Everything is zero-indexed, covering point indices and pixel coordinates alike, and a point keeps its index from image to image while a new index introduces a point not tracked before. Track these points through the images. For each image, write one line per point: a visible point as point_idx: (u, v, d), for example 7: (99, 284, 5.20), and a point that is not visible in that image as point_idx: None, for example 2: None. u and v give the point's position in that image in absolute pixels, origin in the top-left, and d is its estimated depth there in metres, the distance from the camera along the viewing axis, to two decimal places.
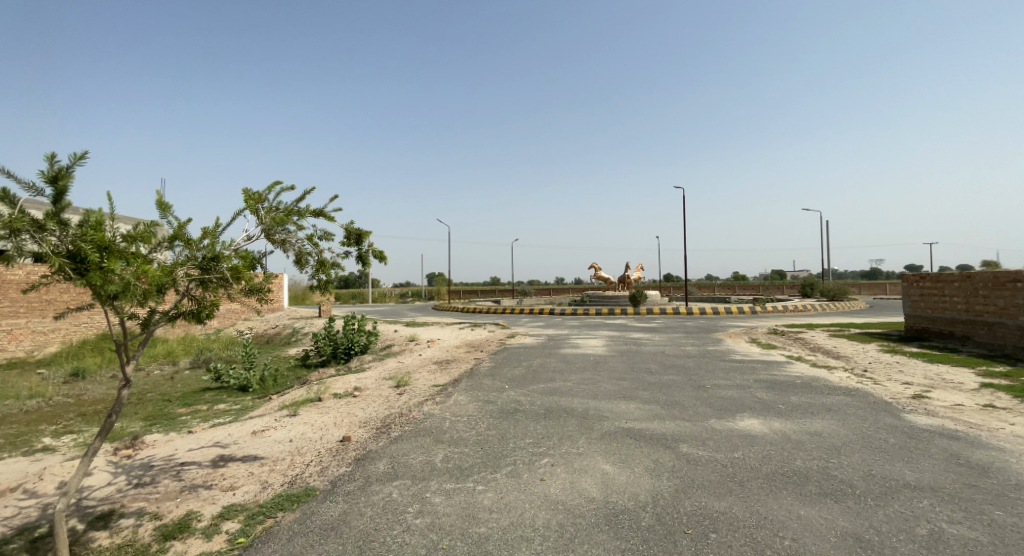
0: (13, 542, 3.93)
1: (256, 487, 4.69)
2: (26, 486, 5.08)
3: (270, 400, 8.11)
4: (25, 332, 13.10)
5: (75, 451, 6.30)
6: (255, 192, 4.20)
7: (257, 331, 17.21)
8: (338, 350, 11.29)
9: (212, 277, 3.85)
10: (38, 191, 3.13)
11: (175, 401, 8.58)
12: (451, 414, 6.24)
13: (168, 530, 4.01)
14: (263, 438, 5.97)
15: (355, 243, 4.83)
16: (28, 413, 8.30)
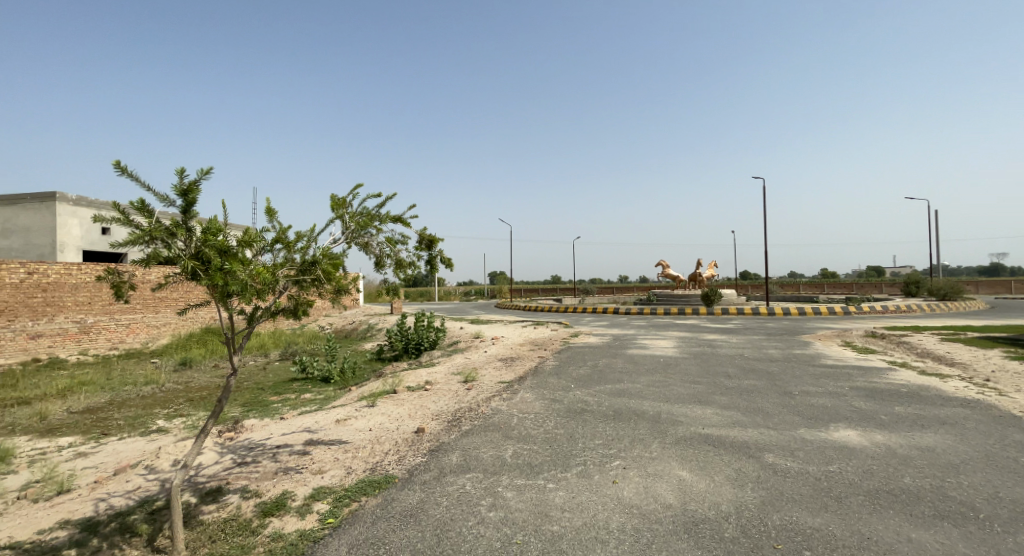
0: (139, 511, 4.45)
1: (341, 472, 4.97)
2: (146, 463, 5.73)
3: (348, 391, 8.57)
4: (141, 326, 14.77)
5: (184, 433, 7.02)
6: (340, 198, 4.45)
7: (336, 327, 18.26)
8: (409, 345, 11.70)
9: (307, 278, 4.15)
10: (170, 203, 3.54)
11: (266, 390, 9.33)
12: (518, 411, 6.28)
13: (267, 507, 4.36)
14: (344, 426, 6.32)
15: (427, 248, 4.97)
16: (144, 398, 9.37)
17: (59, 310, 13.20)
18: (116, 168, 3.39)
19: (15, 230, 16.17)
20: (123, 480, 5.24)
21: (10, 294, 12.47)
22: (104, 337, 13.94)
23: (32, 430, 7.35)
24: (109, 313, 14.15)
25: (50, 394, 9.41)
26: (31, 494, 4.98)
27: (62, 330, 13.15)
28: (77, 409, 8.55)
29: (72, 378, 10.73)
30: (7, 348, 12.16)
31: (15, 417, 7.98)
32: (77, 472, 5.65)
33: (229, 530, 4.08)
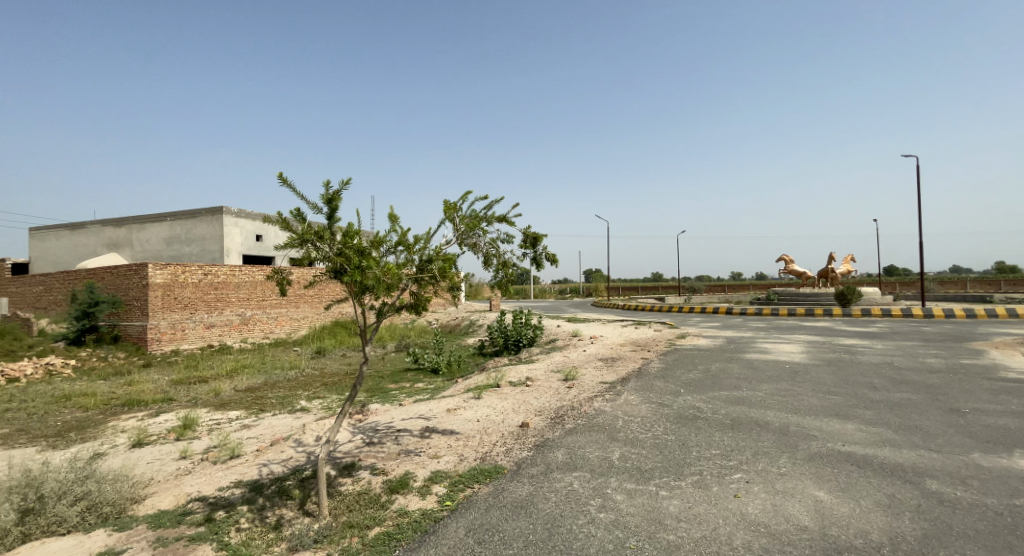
0: (291, 477, 5.09)
1: (455, 458, 5.25)
2: (295, 436, 6.54)
3: (456, 383, 8.99)
4: (286, 319, 16.84)
5: (321, 413, 7.88)
6: (452, 202, 4.69)
7: (442, 322, 19.26)
8: (509, 341, 11.97)
9: (425, 276, 4.44)
10: (319, 210, 4.01)
11: (385, 378, 10.13)
12: (624, 413, 6.12)
13: (393, 485, 4.74)
14: (456, 415, 6.64)
15: (531, 246, 5.03)
16: (289, 381, 10.68)
17: (226, 305, 15.49)
18: (280, 180, 3.95)
19: (195, 239, 19.29)
20: (278, 450, 6.03)
21: (191, 291, 14.78)
22: (259, 327, 16.13)
23: (208, 404, 8.74)
24: (262, 307, 16.32)
25: (219, 375, 11.11)
26: (211, 456, 5.92)
27: (228, 321, 15.45)
28: (240, 388, 10.01)
29: (235, 362, 12.56)
30: (190, 335, 14.57)
31: (195, 393, 9.55)
32: (243, 440, 6.62)
33: (362, 502, 4.51)
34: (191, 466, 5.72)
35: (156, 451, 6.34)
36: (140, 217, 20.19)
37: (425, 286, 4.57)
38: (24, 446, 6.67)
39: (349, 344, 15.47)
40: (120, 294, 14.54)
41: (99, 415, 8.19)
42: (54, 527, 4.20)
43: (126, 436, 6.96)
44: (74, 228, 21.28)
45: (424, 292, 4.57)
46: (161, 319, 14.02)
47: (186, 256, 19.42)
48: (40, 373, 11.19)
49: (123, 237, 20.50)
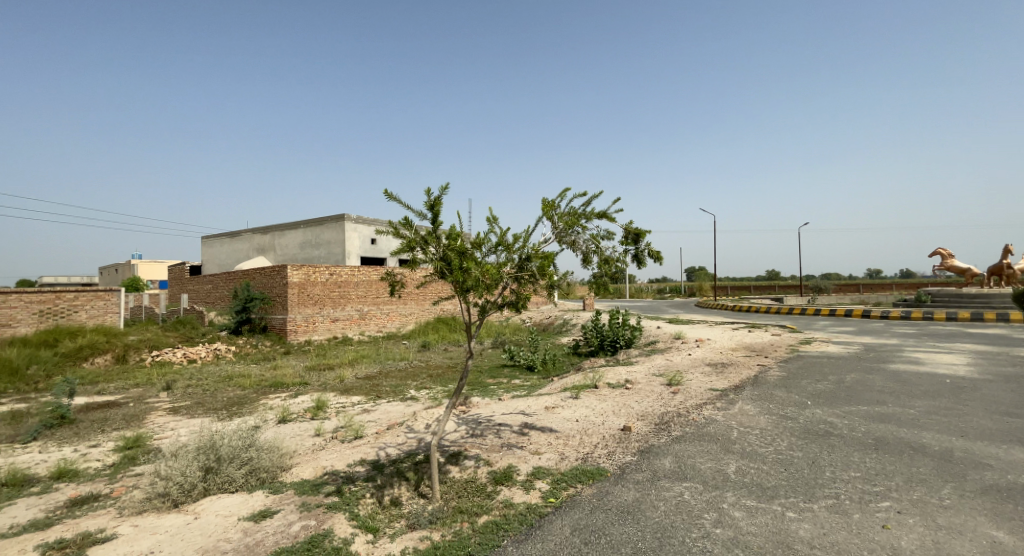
0: (407, 460, 5.44)
1: (556, 456, 5.25)
2: (407, 423, 6.98)
3: (552, 381, 8.98)
4: (397, 315, 18.06)
5: (429, 403, 8.34)
6: (550, 200, 4.68)
7: (535, 321, 19.34)
8: (605, 342, 11.56)
9: (525, 274, 4.49)
10: (424, 216, 4.21)
11: (484, 373, 10.43)
12: (738, 423, 5.69)
13: (498, 477, 4.87)
14: (555, 413, 6.64)
15: (633, 243, 4.85)
16: (398, 371, 11.44)
17: (347, 301, 16.96)
18: (387, 196, 4.18)
19: (323, 243, 21.43)
20: (394, 434, 6.50)
21: (321, 288, 16.37)
22: (374, 322, 17.50)
23: (334, 389, 9.67)
24: (376, 303, 17.63)
25: (343, 363, 12.25)
26: (340, 435, 6.54)
27: (349, 316, 16.92)
28: (360, 376, 10.95)
29: (355, 353, 13.73)
30: (320, 327, 16.22)
31: (324, 378, 10.62)
32: (364, 423, 7.22)
33: (470, 490, 4.70)
34: (324, 443, 6.37)
35: (296, 427, 7.15)
36: (279, 224, 22.88)
37: (524, 284, 4.62)
38: (199, 416, 7.91)
39: (450, 339, 16.19)
40: (267, 290, 16.60)
41: (251, 393, 9.44)
42: (226, 485, 4.92)
43: (273, 413, 7.95)
44: (231, 236, 24.72)
45: (523, 290, 4.63)
46: (297, 313, 15.75)
47: (315, 259, 21.69)
48: (210, 355, 13.19)
49: (267, 243, 23.39)
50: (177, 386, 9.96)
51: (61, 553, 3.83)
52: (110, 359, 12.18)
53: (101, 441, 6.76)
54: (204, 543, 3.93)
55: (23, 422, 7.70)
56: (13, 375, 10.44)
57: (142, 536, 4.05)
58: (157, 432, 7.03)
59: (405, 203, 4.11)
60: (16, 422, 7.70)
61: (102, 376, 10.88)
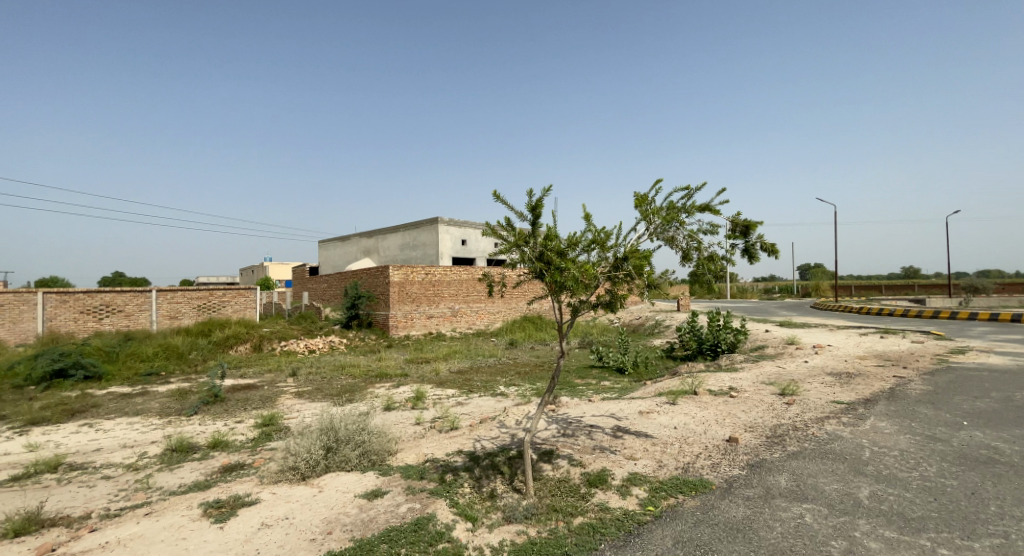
0: (501, 454, 5.49)
1: (653, 463, 4.99)
2: (498, 418, 7.06)
3: (646, 385, 8.60)
4: (484, 313, 18.48)
5: (519, 400, 8.38)
6: (644, 195, 4.46)
7: (623, 321, 18.76)
8: (704, 345, 10.84)
9: (620, 273, 4.32)
10: (525, 217, 4.17)
11: (573, 373, 10.26)
12: (870, 442, 5.02)
13: (592, 479, 4.73)
14: (650, 418, 6.32)
15: (742, 236, 4.47)
16: (489, 367, 11.65)
17: (440, 299, 17.63)
18: (494, 196, 4.21)
19: (420, 245, 22.51)
20: (487, 428, 6.59)
21: (417, 287, 17.16)
22: (464, 319, 18.04)
23: (430, 382, 10.07)
24: (466, 302, 18.15)
25: (437, 357, 12.78)
26: (437, 425, 6.78)
27: (442, 313, 17.60)
28: (454, 370, 11.33)
29: (448, 348, 14.24)
30: (416, 323, 17.03)
31: (421, 371, 11.12)
32: (459, 415, 7.42)
33: (563, 490, 4.60)
34: (423, 431, 6.64)
35: (399, 415, 7.54)
36: (382, 228, 24.40)
37: (621, 284, 4.43)
38: (319, 400, 8.67)
39: (536, 338, 16.25)
40: (372, 289, 17.78)
41: (360, 382, 10.14)
42: (344, 464, 5.30)
43: (378, 400, 8.46)
44: (341, 240, 26.86)
45: (619, 290, 4.43)
46: (397, 309, 16.69)
47: (413, 259, 22.83)
48: (326, 346, 14.41)
49: (372, 245, 25.08)
50: (300, 373, 11.03)
51: (218, 511, 4.33)
52: (248, 348, 13.78)
53: (242, 417, 7.64)
54: (327, 515, 4.25)
55: (184, 398, 8.94)
56: (179, 359, 12.21)
57: (278, 502, 4.48)
58: (286, 413, 7.80)
59: (505, 204, 4.10)
60: (178, 398, 8.97)
61: (241, 362, 12.38)
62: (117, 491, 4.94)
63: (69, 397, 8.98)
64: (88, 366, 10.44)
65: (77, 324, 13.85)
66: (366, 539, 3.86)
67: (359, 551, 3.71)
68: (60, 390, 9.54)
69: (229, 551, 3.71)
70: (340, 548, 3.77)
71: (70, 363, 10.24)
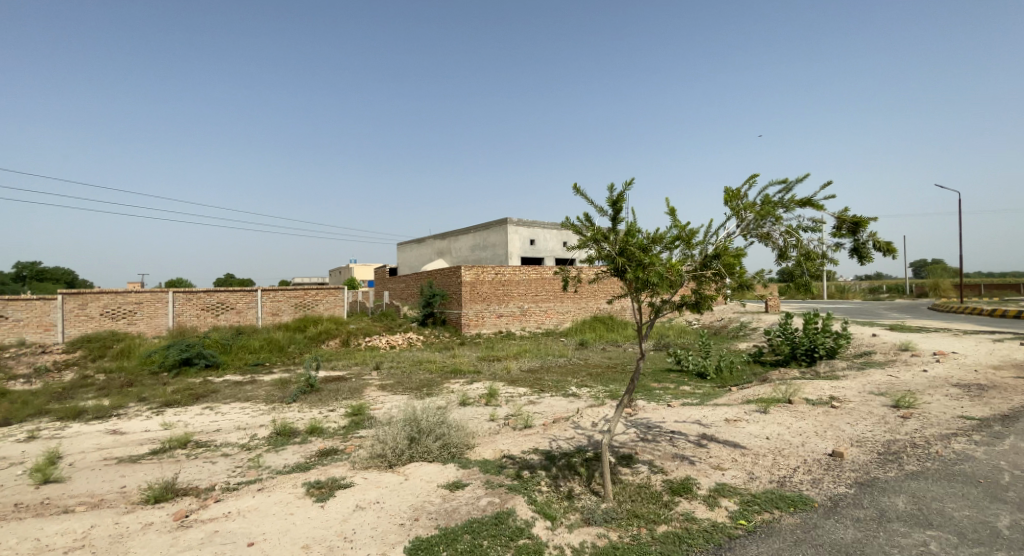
0: (577, 455, 5.43)
1: (744, 475, 4.70)
2: (573, 418, 7.00)
3: (730, 391, 8.13)
4: (553, 312, 18.35)
5: (593, 401, 8.26)
6: (735, 189, 4.23)
7: (704, 323, 17.90)
8: (797, 350, 10.04)
9: (707, 272, 4.11)
10: (604, 212, 4.08)
11: (650, 376, 9.93)
12: (1010, 465, 4.38)
13: (675, 487, 4.54)
14: (737, 427, 5.97)
15: (850, 234, 4.08)
16: (561, 367, 11.61)
17: (510, 298, 17.78)
18: (574, 190, 4.15)
19: (490, 245, 22.86)
20: (561, 428, 6.55)
21: (488, 286, 17.46)
22: (533, 319, 18.08)
23: (503, 379, 10.22)
24: (535, 301, 18.13)
25: (509, 356, 12.96)
26: (511, 422, 6.87)
27: (512, 312, 17.77)
28: (525, 368, 11.42)
29: (518, 347, 14.33)
30: (487, 322, 17.35)
31: (495, 369, 11.31)
32: (532, 414, 7.45)
33: (644, 497, 4.46)
34: (498, 428, 6.74)
35: (474, 410, 7.72)
36: (454, 230, 25.07)
37: (708, 284, 4.22)
38: (400, 393, 9.10)
39: (607, 339, 15.90)
40: (446, 288, 18.34)
41: (436, 377, 10.50)
42: (426, 454, 5.50)
43: (454, 396, 8.71)
44: (417, 242, 27.93)
45: (707, 290, 4.22)
46: (469, 309, 17.10)
47: (484, 260, 23.26)
48: (405, 343, 15.09)
49: (445, 247, 25.88)
50: (383, 366, 11.68)
51: (319, 491, 4.68)
52: (337, 343, 14.78)
53: (333, 406, 8.19)
54: (414, 502, 4.45)
55: (285, 387, 9.76)
56: (280, 352, 13.34)
57: (370, 487, 4.75)
58: (372, 404, 8.25)
59: (585, 199, 4.03)
60: (279, 387, 9.80)
61: (332, 355, 13.29)
62: (234, 468, 5.50)
63: (193, 383, 10.14)
64: (208, 356, 11.73)
65: (198, 320, 15.57)
66: (450, 528, 3.99)
67: (444, 539, 3.84)
68: (186, 376, 10.81)
69: (329, 529, 3.99)
70: (427, 535, 3.92)
71: (195, 353, 11.57)
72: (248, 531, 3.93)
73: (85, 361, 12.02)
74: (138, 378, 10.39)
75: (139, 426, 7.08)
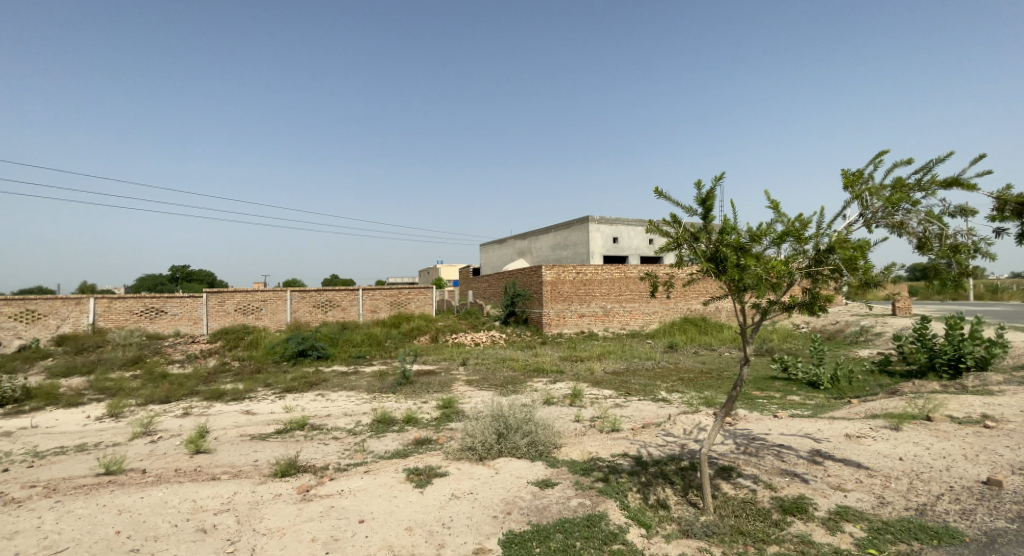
0: (671, 463, 5.20)
1: (871, 498, 4.22)
2: (664, 424, 6.73)
3: (850, 404, 7.33)
4: (639, 313, 17.73)
5: (685, 408, 7.87)
6: (856, 170, 3.83)
7: (816, 326, 16.34)
8: (936, 361, 8.80)
9: (823, 269, 3.69)
10: (693, 212, 3.77)
11: (750, 383, 9.27)
12: None
13: (787, 505, 4.18)
14: (861, 444, 5.38)
15: (1015, 217, 3.50)
16: (650, 370, 11.23)
17: (592, 298, 17.49)
18: (656, 194, 3.86)
19: (571, 245, 22.66)
20: (651, 434, 6.32)
21: (569, 286, 17.33)
22: (617, 319, 17.61)
23: (588, 380, 10.09)
24: (619, 301, 17.66)
25: (592, 356, 12.75)
26: (598, 425, 6.76)
27: (594, 312, 17.47)
28: (611, 370, 11.18)
29: (602, 348, 14.12)
30: (569, 322, 17.24)
31: (579, 369, 11.21)
32: (620, 417, 7.27)
33: (749, 513, 4.17)
34: (584, 429, 6.67)
35: (559, 410, 7.69)
36: (535, 231, 25.19)
37: (824, 282, 3.82)
38: (487, 389, 9.32)
39: (700, 342, 15.06)
40: (527, 288, 18.44)
41: (520, 375, 10.62)
42: (514, 451, 5.56)
43: (539, 394, 8.75)
44: (499, 242, 28.43)
45: (823, 288, 3.82)
46: (550, 308, 17.13)
47: (565, 259, 23.09)
48: (490, 340, 15.43)
49: (526, 246, 26.06)
50: (470, 362, 12.06)
51: (418, 477, 4.91)
52: (428, 338, 15.49)
53: (426, 399, 8.58)
54: (506, 496, 4.52)
55: (384, 378, 10.39)
56: (378, 345, 14.23)
57: (464, 478, 4.91)
58: (461, 398, 8.52)
59: (671, 200, 3.76)
60: (378, 378, 10.45)
61: (423, 350, 13.95)
62: (343, 450, 5.96)
63: (306, 372, 11.16)
64: (320, 348, 12.84)
65: (310, 315, 17.08)
66: (543, 526, 3.99)
67: (537, 536, 3.86)
68: (301, 366, 11.94)
69: (429, 514, 4.18)
70: (520, 529, 3.96)
71: (309, 345, 12.74)
72: (359, 509, 4.23)
73: (223, 350, 13.71)
74: (263, 366, 11.65)
75: (266, 408, 7.92)
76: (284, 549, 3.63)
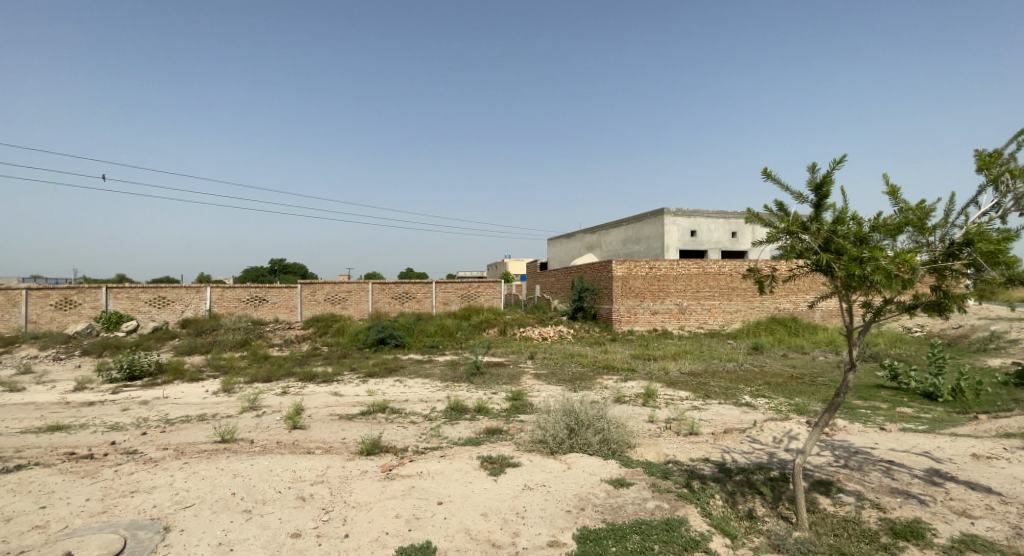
0: (759, 473, 4.89)
1: (1004, 528, 3.72)
2: (749, 431, 6.34)
3: (975, 421, 6.48)
4: (719, 311, 16.85)
5: (772, 414, 7.35)
6: (992, 150, 3.38)
7: (931, 330, 14.61)
8: None
9: (954, 263, 3.27)
10: (804, 198, 3.47)
11: (850, 392, 8.47)
12: None
13: (899, 528, 3.79)
14: (991, 466, 4.74)
15: None
16: (731, 372, 10.62)
17: (667, 294, 16.85)
18: (763, 176, 3.57)
19: (645, 238, 21.94)
20: (735, 439, 5.99)
21: (642, 282, 16.80)
22: (694, 317, 16.84)
23: (661, 380, 9.75)
24: (697, 298, 16.87)
25: (666, 356, 12.29)
26: (674, 427, 6.51)
27: (669, 310, 16.82)
28: (686, 371, 10.72)
29: (677, 347, 13.51)
30: (641, 318, 16.74)
31: (652, 368, 10.85)
32: (699, 420, 6.96)
33: (852, 534, 3.82)
34: (659, 430, 6.46)
35: (631, 409, 7.51)
36: (605, 224, 24.64)
37: (953, 279, 3.39)
38: (556, 384, 9.31)
39: (789, 344, 14.00)
40: (596, 283, 18.09)
41: (591, 372, 10.48)
42: (585, 447, 5.50)
43: (609, 392, 8.61)
44: (568, 237, 28.19)
45: (953, 286, 3.39)
46: (621, 304, 16.73)
47: (637, 254, 22.45)
48: (558, 335, 15.37)
49: (595, 241, 25.63)
50: (539, 357, 12.08)
51: (492, 465, 5.00)
52: (497, 331, 15.72)
53: (497, 390, 8.69)
54: (580, 491, 4.47)
55: (456, 368, 10.66)
56: (450, 337, 14.63)
57: (536, 470, 4.92)
58: (530, 391, 8.55)
59: (782, 185, 3.48)
60: (451, 368, 10.74)
61: (494, 343, 14.16)
62: (421, 434, 6.19)
63: (385, 359, 11.73)
64: (398, 336, 13.44)
65: (389, 306, 17.93)
66: (619, 525, 3.92)
67: (612, 534, 3.78)
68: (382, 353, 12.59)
69: (504, 502, 4.24)
70: (595, 527, 3.90)
71: (388, 333, 13.39)
72: (437, 491, 4.38)
73: (314, 335, 14.76)
74: (349, 352, 12.41)
75: (351, 391, 8.44)
76: (372, 521, 3.84)
